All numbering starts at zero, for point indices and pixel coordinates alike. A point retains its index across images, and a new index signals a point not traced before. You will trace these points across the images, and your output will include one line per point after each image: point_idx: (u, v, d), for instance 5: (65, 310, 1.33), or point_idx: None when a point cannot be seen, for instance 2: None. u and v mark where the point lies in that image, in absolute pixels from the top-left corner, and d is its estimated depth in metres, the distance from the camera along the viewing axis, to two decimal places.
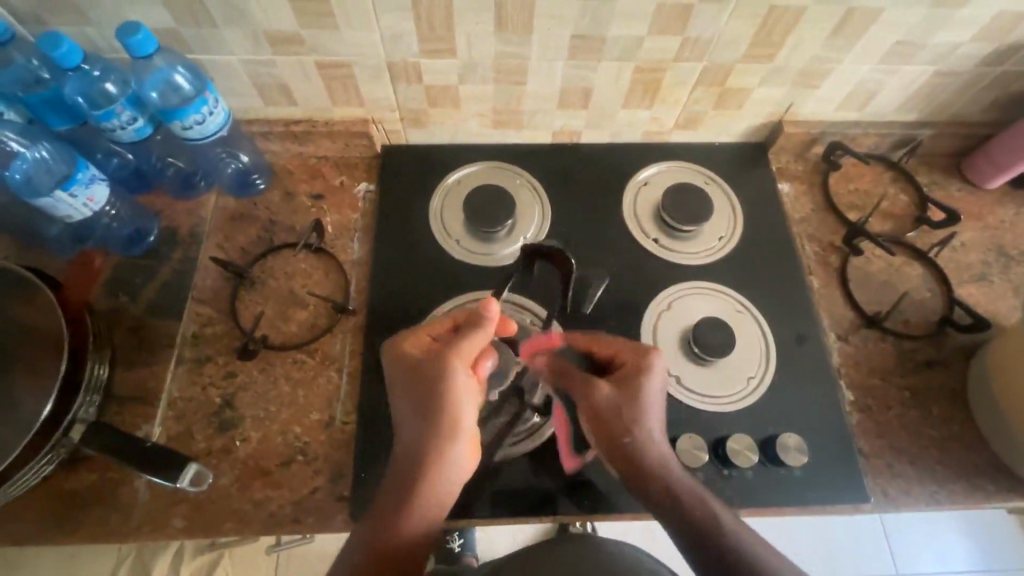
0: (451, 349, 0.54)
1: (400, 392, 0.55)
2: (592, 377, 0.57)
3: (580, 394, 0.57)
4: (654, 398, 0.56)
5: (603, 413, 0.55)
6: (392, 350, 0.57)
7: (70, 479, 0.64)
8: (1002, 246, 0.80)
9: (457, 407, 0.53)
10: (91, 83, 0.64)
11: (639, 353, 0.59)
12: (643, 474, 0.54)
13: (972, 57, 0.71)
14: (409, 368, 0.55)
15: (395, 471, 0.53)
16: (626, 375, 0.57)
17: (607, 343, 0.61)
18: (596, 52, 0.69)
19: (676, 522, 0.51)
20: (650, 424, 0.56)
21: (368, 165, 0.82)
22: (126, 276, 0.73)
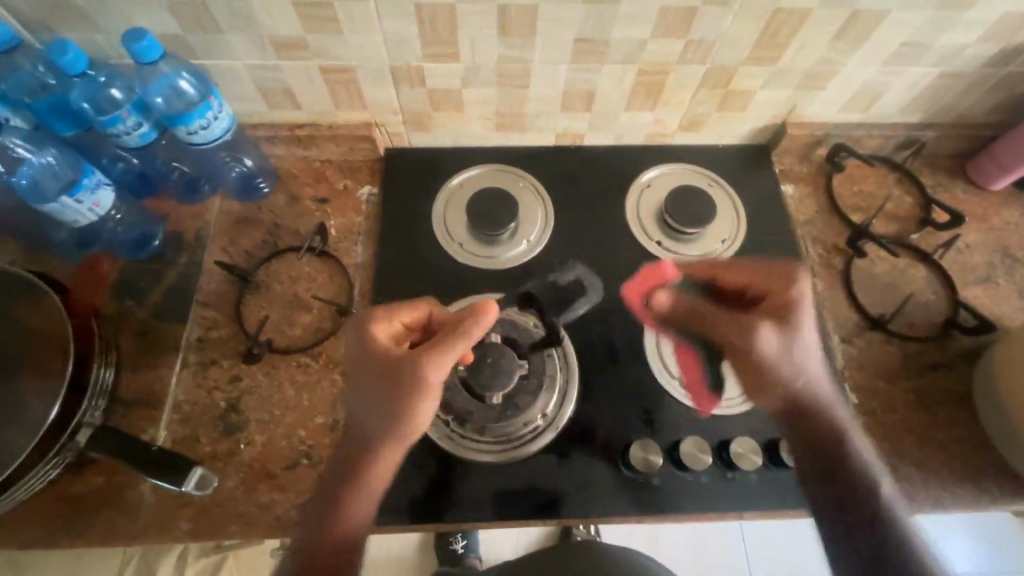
0: (423, 351, 0.54)
1: (366, 383, 0.56)
2: (755, 321, 0.60)
3: (744, 337, 0.60)
4: (810, 337, 0.61)
5: (761, 351, 0.60)
6: (367, 339, 0.57)
7: (77, 483, 0.64)
8: (1007, 248, 0.80)
9: (420, 407, 0.55)
10: (98, 88, 0.64)
11: (784, 284, 0.61)
12: (813, 403, 0.63)
13: (977, 59, 0.71)
14: (379, 363, 0.55)
15: (346, 457, 0.57)
16: (777, 313, 0.60)
17: (746, 270, 0.63)
18: (600, 55, 0.69)
19: (835, 446, 0.62)
20: (800, 359, 0.61)
21: (372, 168, 0.82)
22: (132, 279, 0.73)
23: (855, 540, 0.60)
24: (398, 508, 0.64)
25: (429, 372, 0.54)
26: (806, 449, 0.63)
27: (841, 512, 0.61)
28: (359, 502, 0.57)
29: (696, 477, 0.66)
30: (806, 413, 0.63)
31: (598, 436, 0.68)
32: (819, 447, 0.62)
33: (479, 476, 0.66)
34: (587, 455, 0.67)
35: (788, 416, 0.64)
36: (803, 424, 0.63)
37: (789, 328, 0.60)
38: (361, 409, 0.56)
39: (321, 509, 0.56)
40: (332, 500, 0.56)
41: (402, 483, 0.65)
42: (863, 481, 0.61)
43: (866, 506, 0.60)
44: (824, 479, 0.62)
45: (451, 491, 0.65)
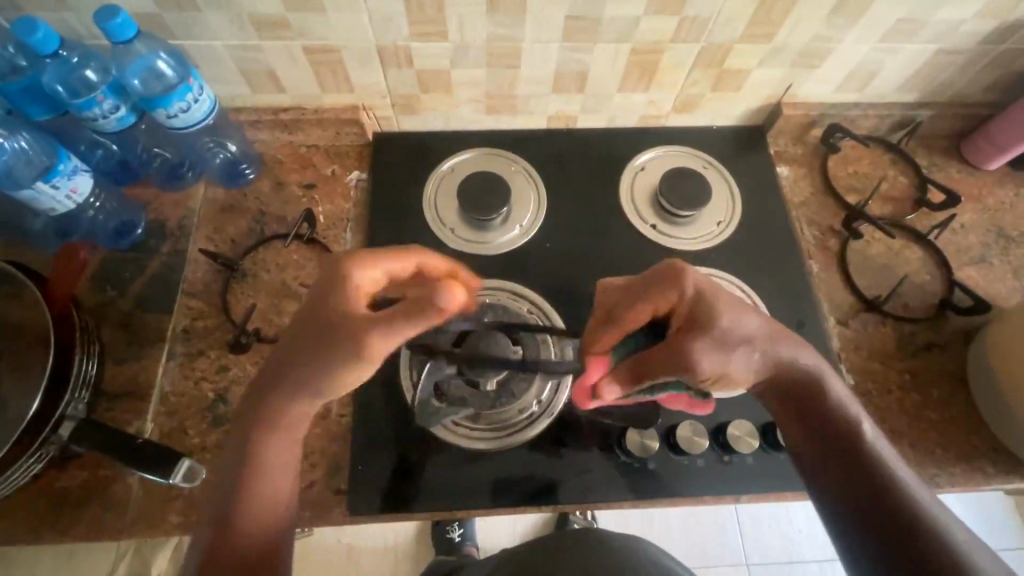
0: (380, 316, 0.46)
1: (301, 332, 0.49)
2: (678, 342, 0.51)
3: (684, 370, 0.51)
4: (733, 326, 0.52)
5: (706, 373, 0.51)
6: (331, 281, 0.48)
7: (62, 478, 0.63)
8: (1002, 228, 0.80)
9: (353, 374, 0.49)
10: (70, 70, 0.62)
11: (674, 281, 0.53)
12: (803, 381, 0.55)
13: (974, 35, 0.70)
14: (331, 312, 0.48)
15: (254, 435, 0.52)
16: (690, 320, 0.52)
17: (630, 297, 0.55)
18: (592, 33, 0.67)
19: (829, 424, 0.55)
20: (746, 353, 0.53)
21: (360, 153, 0.80)
22: (115, 269, 0.72)
23: (866, 525, 0.51)
24: (392, 497, 0.64)
25: (378, 340, 0.46)
26: (803, 431, 0.56)
27: (848, 494, 0.53)
28: (258, 493, 0.51)
29: (693, 461, 0.66)
30: (797, 388, 0.56)
31: (594, 420, 0.67)
32: (811, 430, 0.55)
33: (473, 464, 0.65)
34: (582, 440, 0.66)
35: (774, 400, 0.57)
36: (792, 403, 0.56)
37: (707, 329, 0.51)
38: (281, 363, 0.50)
39: (226, 488, 0.51)
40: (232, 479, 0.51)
41: (396, 472, 0.65)
42: (883, 490, 0.51)
43: (880, 487, 0.52)
44: (826, 462, 0.54)
45: (446, 478, 0.65)
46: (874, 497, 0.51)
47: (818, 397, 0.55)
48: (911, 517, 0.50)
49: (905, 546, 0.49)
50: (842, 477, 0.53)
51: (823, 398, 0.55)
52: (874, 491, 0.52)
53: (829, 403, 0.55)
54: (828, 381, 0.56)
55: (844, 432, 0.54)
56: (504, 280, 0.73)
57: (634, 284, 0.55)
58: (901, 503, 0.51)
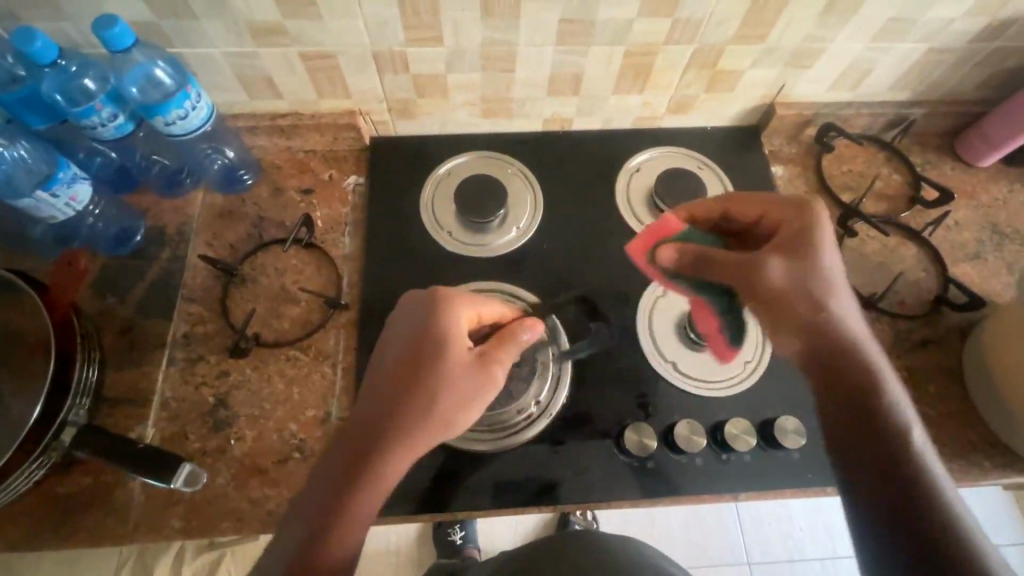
0: (492, 349, 0.56)
1: (448, 367, 0.53)
2: (760, 255, 0.55)
3: (747, 270, 0.55)
4: (832, 268, 0.54)
5: (766, 288, 0.54)
6: (446, 316, 0.55)
7: (64, 484, 0.63)
8: (996, 224, 0.80)
9: (473, 409, 0.54)
10: (69, 79, 0.62)
11: (800, 212, 0.56)
12: (844, 354, 0.54)
13: (965, 34, 0.71)
14: (456, 358, 0.54)
15: (354, 462, 0.51)
16: (782, 247, 0.55)
17: (760, 201, 0.59)
18: (586, 36, 0.68)
19: (877, 417, 0.51)
20: (818, 308, 0.54)
21: (358, 157, 0.81)
22: (115, 275, 0.72)
23: (909, 530, 0.47)
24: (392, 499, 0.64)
25: (498, 369, 0.55)
26: (851, 415, 0.52)
27: (891, 490, 0.49)
28: (349, 524, 0.49)
29: (692, 459, 0.66)
30: (838, 360, 0.54)
31: (592, 420, 0.67)
32: (856, 412, 0.52)
33: (473, 465, 0.66)
34: (583, 439, 0.67)
35: (822, 367, 0.54)
36: (844, 381, 0.53)
37: (811, 256, 0.54)
38: (413, 391, 0.52)
39: (313, 514, 0.49)
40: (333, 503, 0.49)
41: None
42: (911, 484, 0.48)
43: (903, 475, 0.49)
44: (871, 457, 0.50)
45: (446, 482, 0.65)
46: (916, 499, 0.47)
47: (871, 381, 0.52)
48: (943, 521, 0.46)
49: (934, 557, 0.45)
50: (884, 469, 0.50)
51: (873, 384, 0.52)
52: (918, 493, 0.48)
53: (881, 385, 0.52)
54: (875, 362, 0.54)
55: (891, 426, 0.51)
56: (501, 282, 0.74)
57: (761, 202, 0.58)
58: (927, 495, 0.48)
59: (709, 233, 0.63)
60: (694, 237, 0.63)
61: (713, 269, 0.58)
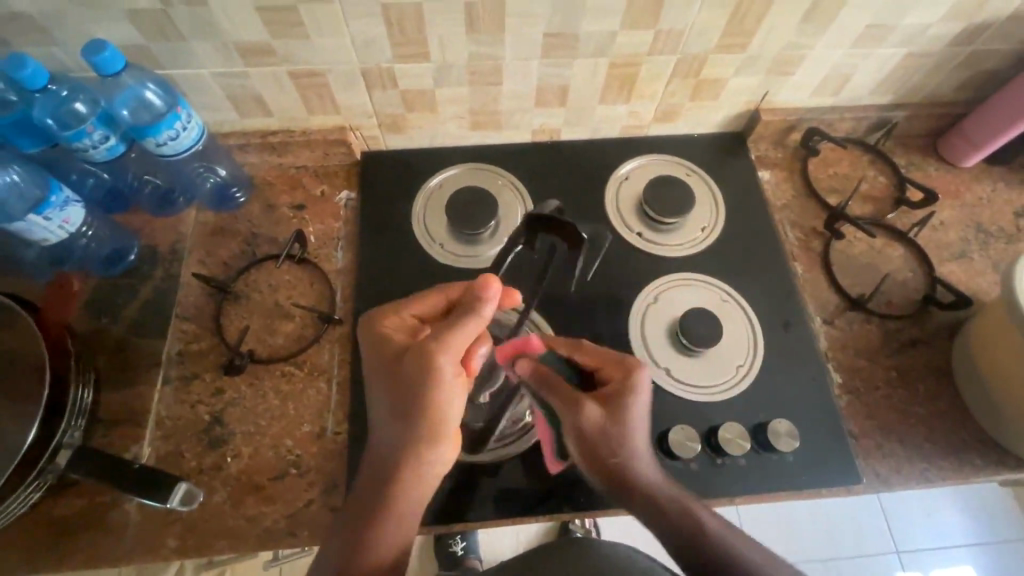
0: (427, 337, 0.53)
1: (394, 381, 0.53)
2: (579, 396, 0.56)
3: (569, 415, 0.56)
4: (640, 417, 0.56)
5: (581, 432, 0.55)
6: (378, 337, 0.56)
7: (59, 506, 0.63)
8: (980, 223, 0.81)
9: (441, 397, 0.52)
10: (61, 103, 0.63)
11: (624, 370, 0.58)
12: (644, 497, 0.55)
13: (941, 38, 0.72)
14: (389, 358, 0.55)
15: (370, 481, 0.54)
16: (608, 395, 0.57)
17: (601, 352, 0.60)
18: (570, 49, 0.69)
19: (694, 540, 0.53)
20: (620, 450, 0.55)
21: (349, 172, 0.82)
22: (109, 296, 0.72)
23: None
24: None
25: (437, 355, 0.52)
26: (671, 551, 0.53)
27: None
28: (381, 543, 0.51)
29: (686, 465, 0.66)
30: (645, 503, 0.55)
31: None
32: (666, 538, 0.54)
33: (471, 477, 0.66)
34: None
35: (636, 509, 0.55)
36: (651, 514, 0.55)
37: (624, 410, 0.56)
38: (385, 407, 0.54)
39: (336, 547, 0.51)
40: (360, 528, 0.51)
41: None
42: None
43: None
44: None
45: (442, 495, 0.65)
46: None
47: (681, 513, 0.54)
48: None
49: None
50: None
51: (677, 511, 0.54)
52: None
53: (683, 515, 0.54)
54: (683, 501, 0.55)
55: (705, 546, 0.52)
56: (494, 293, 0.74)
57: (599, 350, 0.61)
58: None
59: (561, 359, 0.61)
60: (548, 356, 0.61)
61: (550, 395, 0.58)
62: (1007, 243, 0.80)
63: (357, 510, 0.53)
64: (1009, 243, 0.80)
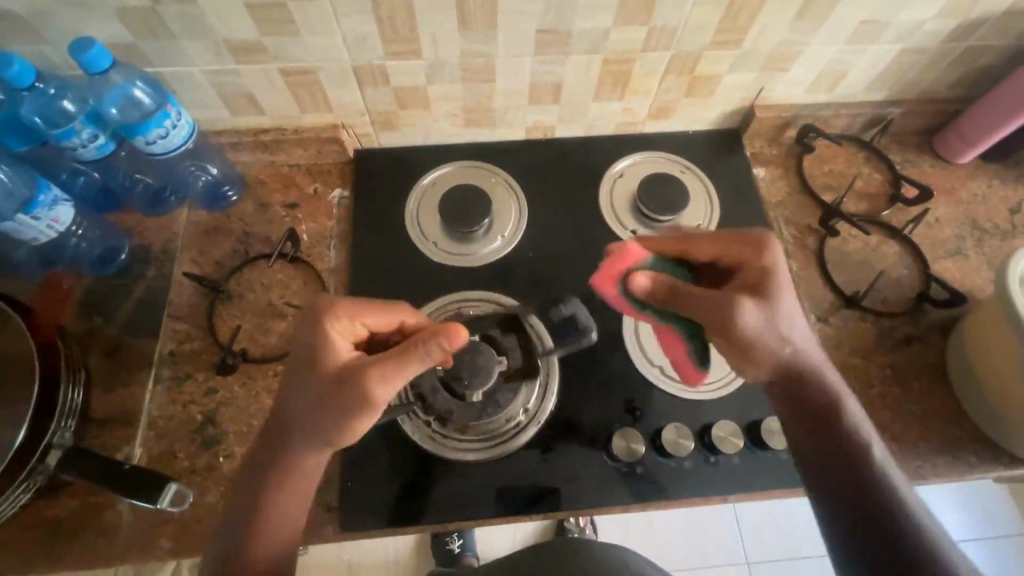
0: (373, 364, 0.51)
1: (322, 391, 0.52)
2: (733, 296, 0.55)
3: (724, 314, 0.55)
4: (791, 309, 0.55)
5: (745, 330, 0.55)
6: (318, 340, 0.53)
7: (52, 506, 0.63)
8: (976, 220, 0.81)
9: (360, 423, 0.53)
10: (48, 101, 0.62)
11: (756, 254, 0.57)
12: (826, 398, 0.56)
13: (936, 34, 0.72)
14: (328, 369, 0.52)
15: (262, 471, 0.54)
16: (750, 283, 0.56)
17: (712, 240, 0.60)
18: (563, 46, 0.68)
19: (822, 425, 0.55)
20: (780, 342, 0.55)
21: (342, 170, 0.81)
22: (101, 295, 0.72)
23: (873, 567, 0.50)
24: (383, 512, 0.64)
25: (375, 387, 0.51)
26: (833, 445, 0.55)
27: (868, 521, 0.51)
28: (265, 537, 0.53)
29: (681, 463, 0.66)
30: (797, 397, 0.57)
31: (581, 427, 0.67)
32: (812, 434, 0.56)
33: (465, 476, 0.66)
34: (572, 446, 0.67)
35: (799, 402, 0.57)
36: (802, 409, 0.57)
37: (768, 301, 0.55)
38: (302, 412, 0.53)
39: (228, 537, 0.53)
40: (245, 525, 0.53)
41: (387, 484, 0.65)
42: (886, 516, 0.51)
43: (873, 508, 0.52)
44: (857, 484, 0.53)
45: (436, 495, 0.65)
46: (867, 513, 0.52)
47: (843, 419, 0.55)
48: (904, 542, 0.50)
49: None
50: (859, 501, 0.52)
51: (824, 406, 0.56)
52: (866, 516, 0.52)
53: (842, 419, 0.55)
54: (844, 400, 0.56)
55: (851, 445, 0.54)
56: (488, 291, 0.74)
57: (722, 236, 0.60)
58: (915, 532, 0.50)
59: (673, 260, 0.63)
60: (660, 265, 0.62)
61: (684, 303, 0.58)
62: (1002, 240, 0.80)
63: (244, 501, 0.54)
64: (1004, 240, 0.80)
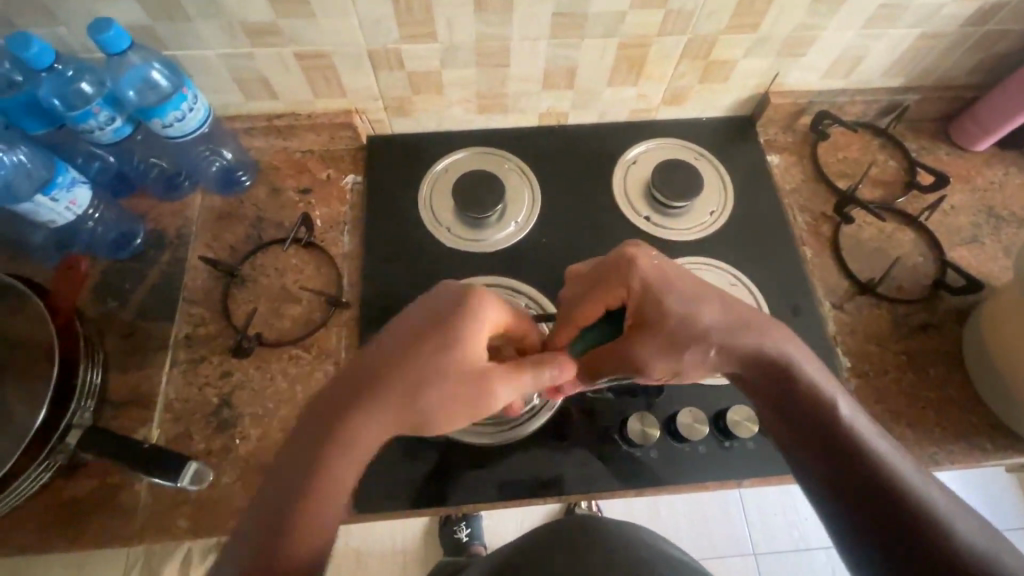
0: (502, 370, 0.52)
1: (449, 381, 0.49)
2: (620, 346, 0.56)
3: (630, 368, 0.57)
4: (685, 310, 0.55)
5: (655, 370, 0.57)
6: (466, 321, 0.50)
7: (70, 487, 0.63)
8: (992, 208, 0.81)
9: (457, 420, 0.51)
10: (66, 83, 0.62)
11: (619, 279, 0.57)
12: (778, 363, 0.54)
13: (955, 18, 0.71)
14: (469, 359, 0.50)
15: (314, 445, 0.47)
16: (635, 317, 0.56)
17: (586, 291, 0.59)
18: (579, 29, 0.68)
19: (785, 387, 0.53)
20: (702, 350, 0.55)
21: (355, 156, 0.81)
22: (116, 279, 0.72)
23: (877, 528, 0.46)
24: (397, 495, 0.64)
25: (499, 395, 0.51)
26: (792, 411, 0.53)
27: (856, 480, 0.48)
28: (308, 527, 0.45)
29: (694, 448, 0.66)
30: (756, 367, 0.55)
31: (595, 411, 0.68)
32: (778, 400, 0.53)
33: (479, 459, 0.66)
34: (587, 430, 0.67)
35: (754, 376, 0.55)
36: (772, 391, 0.54)
37: (648, 330, 0.55)
38: (421, 397, 0.49)
39: (263, 529, 0.45)
40: (279, 524, 0.45)
41: (403, 467, 0.65)
42: (869, 469, 0.48)
43: (860, 463, 0.48)
44: (829, 444, 0.50)
45: (449, 477, 0.65)
46: (847, 467, 0.48)
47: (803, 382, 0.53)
48: (891, 493, 0.46)
49: (885, 529, 0.45)
50: (843, 463, 0.49)
51: (782, 369, 0.53)
52: (850, 469, 0.48)
53: (807, 386, 0.53)
54: (797, 359, 0.54)
55: (824, 409, 0.51)
56: (502, 277, 0.74)
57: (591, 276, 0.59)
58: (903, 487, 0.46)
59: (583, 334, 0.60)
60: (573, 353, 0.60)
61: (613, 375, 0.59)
62: (1019, 227, 0.79)
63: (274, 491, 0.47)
64: (1021, 228, 0.79)
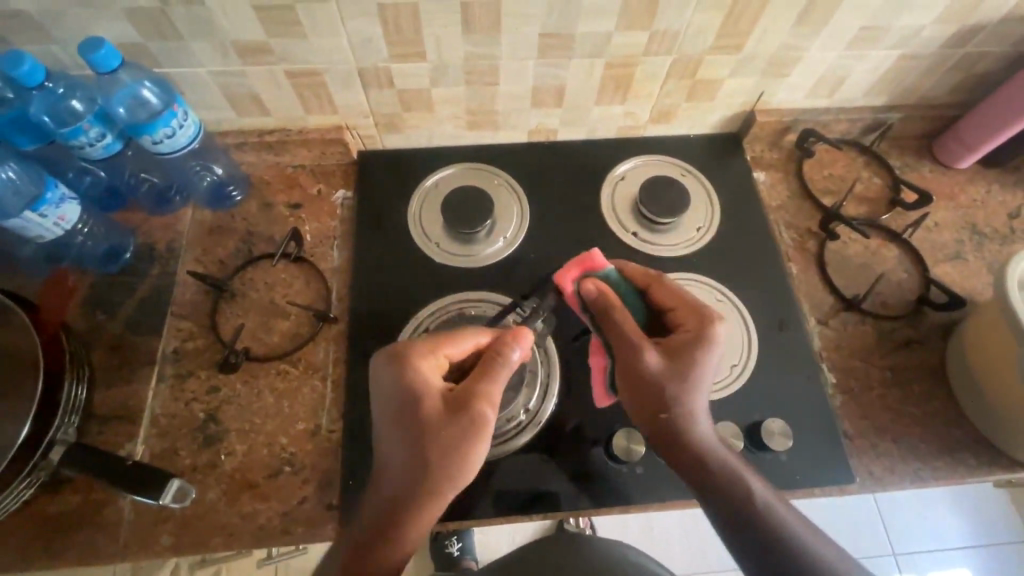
0: (474, 388, 0.54)
1: (436, 425, 0.53)
2: (642, 343, 0.58)
3: (627, 356, 0.59)
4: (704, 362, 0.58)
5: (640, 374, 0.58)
6: (413, 376, 0.55)
7: (54, 502, 0.63)
8: (975, 224, 0.82)
9: (478, 448, 0.53)
10: (57, 100, 0.63)
11: (700, 320, 0.60)
12: (702, 451, 0.58)
13: (934, 40, 0.72)
14: (432, 405, 0.54)
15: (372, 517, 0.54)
16: (678, 343, 0.59)
17: (676, 298, 0.63)
18: (567, 50, 0.69)
19: (710, 479, 0.57)
20: (662, 400, 0.57)
21: (346, 171, 0.82)
22: (105, 293, 0.72)
23: None
24: None
25: (487, 414, 0.54)
26: (712, 501, 0.57)
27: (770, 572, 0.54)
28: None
29: None
30: (689, 454, 0.57)
31: (582, 426, 0.68)
32: (688, 471, 0.57)
33: None
34: (573, 446, 0.67)
35: (687, 457, 0.58)
36: (699, 474, 0.57)
37: (679, 357, 0.58)
38: (426, 450, 0.52)
39: None
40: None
41: None
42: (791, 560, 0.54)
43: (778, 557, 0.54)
44: (749, 538, 0.55)
45: None
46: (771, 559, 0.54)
47: (731, 476, 0.57)
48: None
49: None
50: (757, 554, 0.54)
51: (715, 458, 0.58)
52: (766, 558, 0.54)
53: (733, 477, 0.57)
54: (721, 450, 0.58)
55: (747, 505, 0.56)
56: (490, 292, 0.75)
57: (678, 295, 0.63)
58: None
59: (632, 289, 0.66)
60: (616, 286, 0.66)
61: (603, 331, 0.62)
62: (1001, 244, 0.80)
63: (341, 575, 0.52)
64: (1003, 244, 0.80)
